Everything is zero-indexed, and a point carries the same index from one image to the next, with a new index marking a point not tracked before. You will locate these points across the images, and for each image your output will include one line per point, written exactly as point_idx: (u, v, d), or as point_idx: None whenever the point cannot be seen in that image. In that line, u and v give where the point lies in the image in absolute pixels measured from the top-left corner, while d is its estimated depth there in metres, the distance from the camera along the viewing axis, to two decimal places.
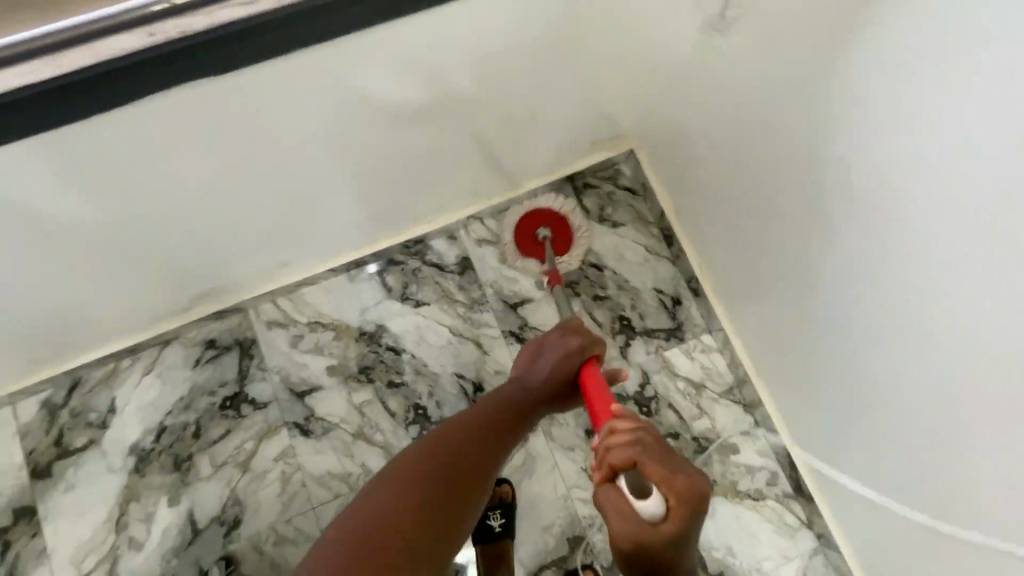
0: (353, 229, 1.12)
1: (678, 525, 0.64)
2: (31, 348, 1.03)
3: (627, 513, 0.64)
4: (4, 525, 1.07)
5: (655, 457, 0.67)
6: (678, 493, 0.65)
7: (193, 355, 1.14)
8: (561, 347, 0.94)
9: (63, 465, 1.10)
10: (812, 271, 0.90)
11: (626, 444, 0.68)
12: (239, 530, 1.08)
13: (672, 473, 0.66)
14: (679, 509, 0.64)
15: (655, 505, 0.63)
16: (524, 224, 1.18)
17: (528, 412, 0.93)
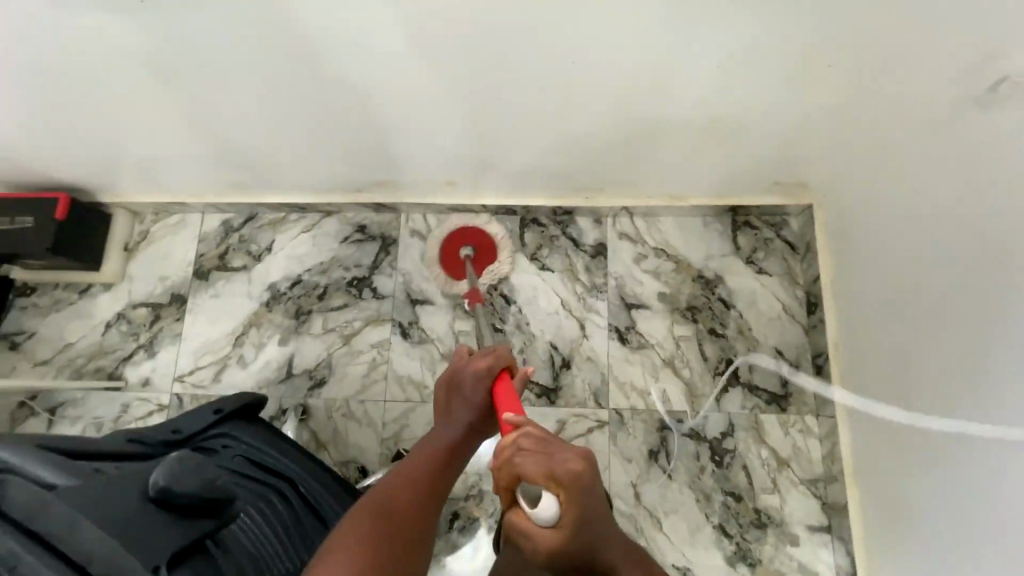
0: (519, 181, 1.17)
1: (577, 520, 0.52)
2: (231, 179, 1.20)
3: (531, 533, 0.53)
4: (161, 302, 1.28)
5: (528, 456, 0.53)
6: (566, 490, 0.51)
7: (345, 232, 1.29)
8: (467, 372, 0.77)
9: (218, 275, 1.29)
10: (932, 401, 0.83)
11: (506, 457, 0.55)
12: (322, 390, 1.20)
13: (546, 464, 0.52)
14: (574, 505, 0.51)
15: (547, 513, 0.51)
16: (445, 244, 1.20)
17: (463, 449, 0.78)
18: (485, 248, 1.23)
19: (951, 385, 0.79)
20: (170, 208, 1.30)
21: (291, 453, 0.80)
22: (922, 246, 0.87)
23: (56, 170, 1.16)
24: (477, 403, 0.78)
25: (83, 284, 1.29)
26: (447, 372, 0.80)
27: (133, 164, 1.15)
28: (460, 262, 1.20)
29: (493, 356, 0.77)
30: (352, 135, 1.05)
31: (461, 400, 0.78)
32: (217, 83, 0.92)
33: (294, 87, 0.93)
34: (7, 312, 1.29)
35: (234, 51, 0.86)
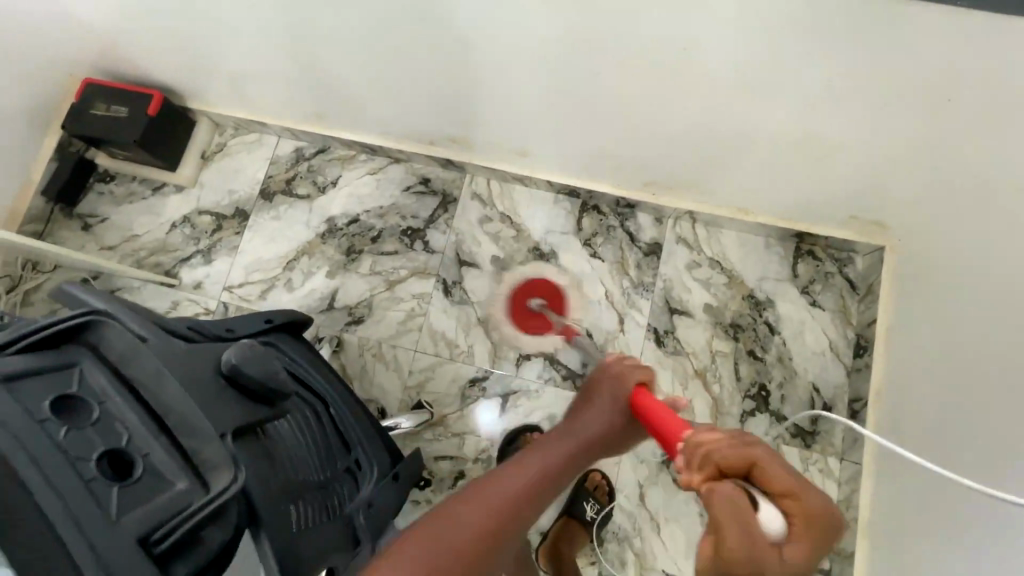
0: (589, 163, 1.16)
1: (809, 553, 0.45)
2: (311, 108, 1.23)
3: (752, 531, 0.45)
4: (225, 213, 1.33)
5: (784, 467, 0.49)
6: (807, 516, 0.47)
7: (408, 182, 1.31)
8: (612, 381, 0.80)
9: (281, 199, 1.33)
10: (972, 470, 0.80)
11: (736, 444, 0.51)
12: (358, 328, 1.24)
13: (819, 502, 0.47)
14: (812, 531, 0.46)
15: (772, 519, 0.46)
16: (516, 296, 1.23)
17: (591, 449, 0.76)
18: (555, 297, 1.23)
19: (992, 461, 0.77)
20: (249, 126, 1.34)
21: (324, 376, 0.82)
22: (998, 312, 0.83)
23: (155, 67, 1.21)
24: (611, 405, 0.78)
25: (158, 182, 1.35)
26: (594, 379, 0.84)
27: (225, 78, 1.19)
28: (535, 317, 1.22)
29: (639, 370, 0.82)
30: (437, 84, 1.05)
31: (603, 396, 0.80)
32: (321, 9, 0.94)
33: (393, 25, 0.94)
34: (85, 193, 1.36)
35: None
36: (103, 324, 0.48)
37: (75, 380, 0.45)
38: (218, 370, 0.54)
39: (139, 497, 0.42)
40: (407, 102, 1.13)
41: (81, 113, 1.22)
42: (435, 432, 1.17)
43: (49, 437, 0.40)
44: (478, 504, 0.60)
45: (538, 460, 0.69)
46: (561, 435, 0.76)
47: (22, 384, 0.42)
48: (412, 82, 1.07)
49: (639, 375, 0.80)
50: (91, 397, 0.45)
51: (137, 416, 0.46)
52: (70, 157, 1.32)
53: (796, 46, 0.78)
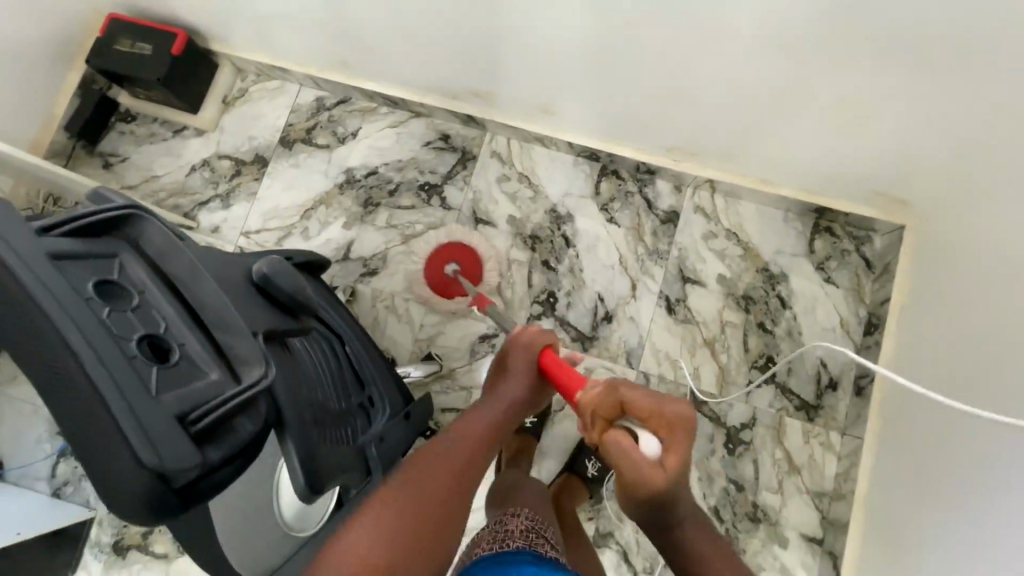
0: (612, 126, 1.15)
1: (683, 458, 0.60)
2: (334, 55, 1.22)
3: (638, 455, 0.59)
4: (244, 159, 1.33)
5: (647, 395, 0.65)
6: (669, 419, 0.63)
7: (428, 137, 1.30)
8: (517, 347, 0.82)
9: (301, 148, 1.33)
10: (974, 446, 0.81)
11: (607, 394, 0.67)
12: (372, 280, 1.25)
13: (676, 406, 0.63)
14: (680, 433, 0.62)
15: (651, 442, 0.60)
16: (433, 272, 1.17)
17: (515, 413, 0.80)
18: (463, 253, 1.18)
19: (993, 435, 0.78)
20: (272, 72, 1.33)
21: (340, 314, 0.83)
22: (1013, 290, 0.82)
23: (181, 4, 1.19)
24: (524, 376, 0.80)
25: (179, 124, 1.35)
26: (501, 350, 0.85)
27: (249, 19, 1.18)
28: (451, 282, 1.16)
29: (541, 334, 0.82)
30: (464, 37, 1.04)
31: (515, 366, 0.81)
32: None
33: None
34: (107, 132, 1.36)
35: None
36: (144, 218, 0.49)
37: (113, 269, 0.46)
38: (248, 279, 0.56)
39: (178, 379, 0.44)
40: (433, 52, 1.11)
41: (105, 48, 1.21)
42: (443, 385, 1.19)
43: (96, 315, 0.41)
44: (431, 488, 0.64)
45: (470, 435, 0.72)
46: (487, 408, 0.77)
47: (68, 265, 0.42)
48: (437, 32, 1.05)
49: (539, 339, 0.81)
50: (129, 286, 0.46)
51: (175, 309, 0.48)
52: (93, 94, 1.32)
53: (839, 7, 0.75)
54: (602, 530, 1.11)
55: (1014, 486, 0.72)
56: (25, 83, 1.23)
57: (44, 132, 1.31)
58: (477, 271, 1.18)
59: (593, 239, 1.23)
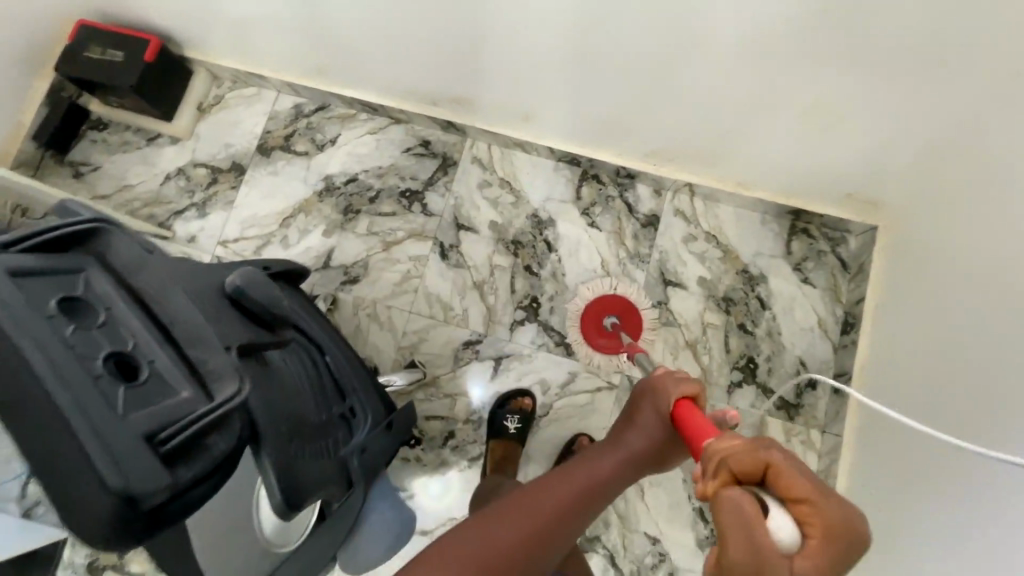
0: (592, 131, 1.16)
1: (822, 567, 0.42)
2: (311, 61, 1.21)
3: (759, 541, 0.41)
4: (220, 167, 1.31)
5: (801, 472, 0.45)
6: (822, 521, 0.43)
7: (408, 143, 1.30)
8: (658, 396, 0.75)
9: (279, 155, 1.31)
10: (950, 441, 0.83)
11: (750, 446, 0.48)
12: (353, 288, 1.23)
13: (834, 507, 0.44)
14: (826, 538, 0.43)
15: (781, 530, 0.42)
16: (591, 312, 1.19)
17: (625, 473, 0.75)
18: (629, 312, 1.19)
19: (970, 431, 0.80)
20: (248, 79, 1.31)
21: (318, 324, 0.82)
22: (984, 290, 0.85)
23: (153, 10, 1.17)
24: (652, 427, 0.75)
25: (152, 132, 1.33)
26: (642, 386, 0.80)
27: (225, 25, 1.16)
28: (610, 336, 1.17)
29: (684, 382, 0.75)
30: (443, 43, 1.04)
31: (644, 417, 0.76)
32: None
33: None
34: (78, 141, 1.33)
35: None
36: (110, 232, 0.49)
37: (81, 283, 0.45)
38: (223, 291, 0.56)
39: (147, 396, 0.43)
40: (411, 57, 1.11)
41: (74, 56, 1.18)
42: (427, 392, 1.18)
43: (57, 333, 0.40)
44: (545, 520, 0.68)
45: (593, 470, 0.74)
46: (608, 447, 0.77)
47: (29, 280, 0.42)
48: (416, 38, 1.05)
49: (678, 389, 0.73)
50: (98, 302, 0.45)
51: (143, 326, 0.46)
52: (63, 102, 1.28)
53: (810, 12, 0.77)
54: (589, 535, 1.11)
55: (991, 479, 0.74)
56: None
57: (12, 141, 1.27)
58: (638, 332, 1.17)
59: (575, 243, 1.23)
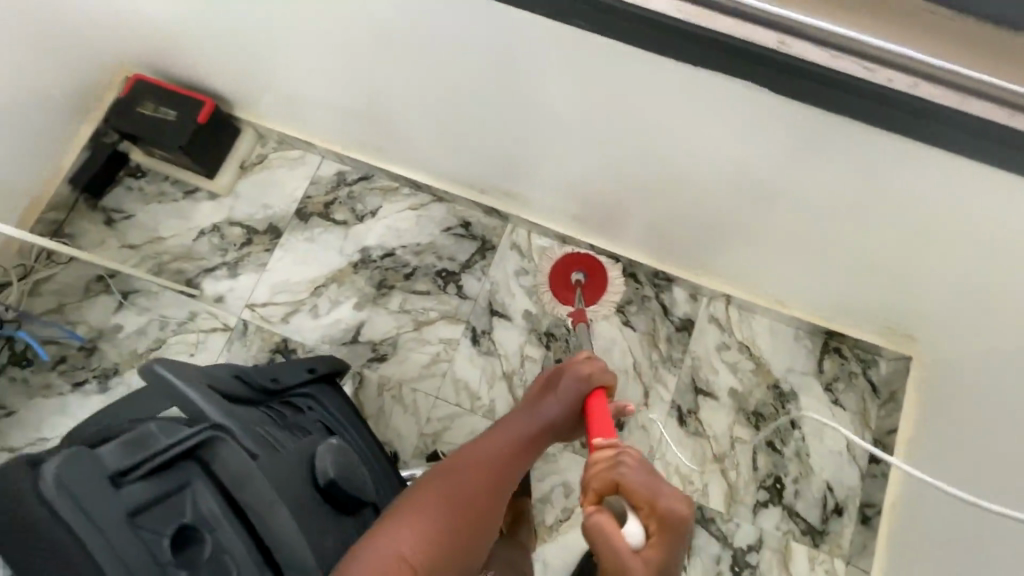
0: (636, 235, 1.17)
1: (661, 545, 0.63)
2: (363, 136, 1.21)
3: (614, 550, 0.62)
4: (256, 228, 1.29)
5: (640, 481, 0.66)
6: (660, 514, 0.64)
7: (448, 222, 1.29)
8: (569, 376, 0.87)
9: (317, 222, 1.30)
10: None
11: (607, 463, 0.69)
12: (380, 365, 1.21)
13: (665, 499, 0.64)
14: (669, 525, 0.64)
15: (633, 529, 0.64)
16: (559, 265, 1.23)
17: (549, 435, 0.87)
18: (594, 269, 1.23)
19: None
20: (295, 142, 1.31)
21: (358, 431, 0.94)
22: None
23: (213, 73, 1.18)
24: (569, 402, 0.86)
25: (190, 185, 1.31)
26: (550, 372, 0.93)
27: (282, 93, 1.17)
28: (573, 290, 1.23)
29: (602, 372, 0.87)
30: (503, 139, 1.05)
31: (560, 390, 0.87)
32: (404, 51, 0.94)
33: (473, 79, 0.93)
34: (113, 186, 1.30)
35: (440, 30, 0.86)
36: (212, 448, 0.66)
37: (186, 498, 0.64)
38: (314, 479, 0.76)
39: None
40: (466, 146, 1.11)
41: (127, 108, 1.18)
42: None
43: (156, 563, 0.58)
44: (478, 489, 0.77)
45: (512, 438, 0.84)
46: (523, 416, 0.87)
47: (141, 514, 0.60)
48: (475, 130, 1.06)
49: (593, 379, 0.86)
50: (205, 521, 0.64)
51: (237, 538, 0.65)
52: (105, 149, 1.27)
53: (880, 172, 0.78)
54: None
55: None
56: (35, 135, 1.18)
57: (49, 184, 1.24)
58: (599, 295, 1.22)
59: (608, 341, 1.23)
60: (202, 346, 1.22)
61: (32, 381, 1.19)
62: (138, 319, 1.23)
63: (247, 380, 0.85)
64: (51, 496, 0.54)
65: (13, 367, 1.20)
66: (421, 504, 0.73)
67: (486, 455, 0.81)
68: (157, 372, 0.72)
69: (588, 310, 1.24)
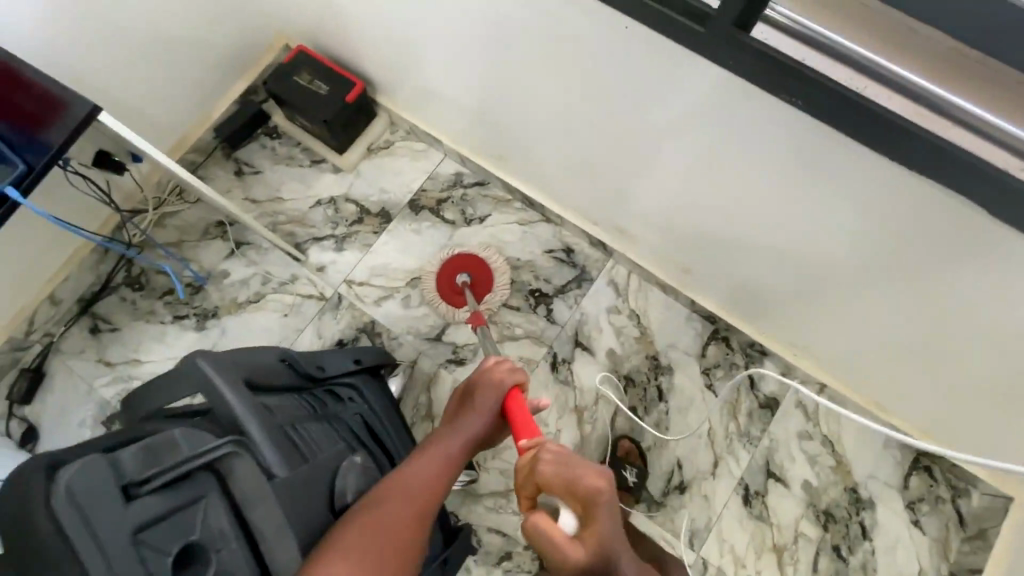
0: (742, 302, 1.14)
1: (597, 527, 0.63)
2: (493, 146, 1.24)
3: (552, 543, 0.62)
4: (369, 209, 1.33)
5: (552, 468, 0.66)
6: (581, 494, 0.64)
7: (552, 245, 1.30)
8: (484, 384, 0.83)
9: (426, 216, 1.33)
10: None
11: (525, 464, 0.70)
12: (457, 369, 1.22)
13: (580, 477, 0.64)
14: (593, 507, 0.63)
15: (567, 518, 0.64)
16: (443, 270, 1.23)
17: (475, 448, 0.81)
18: (476, 267, 1.25)
19: None
20: (423, 135, 1.35)
21: (398, 433, 0.93)
22: None
23: (370, 58, 1.23)
24: (490, 411, 0.81)
25: (318, 156, 1.36)
26: (463, 386, 0.86)
27: (428, 91, 1.21)
28: (460, 292, 1.23)
29: (511, 371, 0.84)
30: (636, 184, 1.04)
31: (479, 402, 0.81)
32: (567, 81, 0.92)
33: (625, 127, 0.93)
34: (249, 141, 1.37)
35: (612, 76, 0.85)
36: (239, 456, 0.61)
37: (197, 513, 0.56)
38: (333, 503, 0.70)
39: None
40: (595, 180, 1.11)
41: (285, 75, 1.24)
42: (497, 502, 1.15)
43: None
44: (397, 515, 0.64)
45: (438, 459, 0.74)
46: (452, 436, 0.78)
47: (149, 529, 0.52)
48: (608, 169, 1.06)
49: (506, 382, 0.83)
50: (211, 541, 0.55)
51: (244, 561, 0.56)
52: (252, 106, 1.34)
53: None
54: None
55: None
56: (199, 82, 1.25)
57: (195, 128, 1.31)
58: (484, 292, 1.24)
59: (687, 401, 1.20)
60: (296, 309, 1.26)
61: (140, 305, 1.26)
62: (245, 270, 1.28)
63: (295, 366, 0.84)
64: (60, 506, 0.48)
65: (126, 288, 1.27)
66: (358, 534, 0.61)
67: (412, 477, 0.70)
68: (200, 365, 0.66)
69: (674, 363, 1.22)
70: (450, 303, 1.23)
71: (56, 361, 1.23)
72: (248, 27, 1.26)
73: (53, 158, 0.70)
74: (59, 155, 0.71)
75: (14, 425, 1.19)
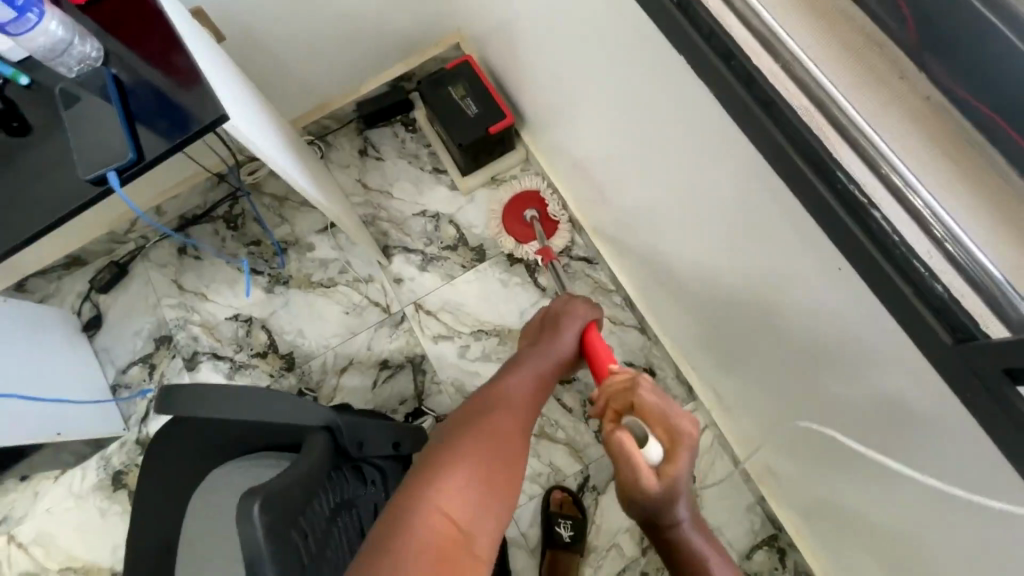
0: (819, 534, 0.95)
1: (683, 464, 0.59)
2: (616, 237, 1.10)
3: (640, 473, 0.58)
4: (467, 240, 1.25)
5: (648, 399, 0.63)
6: (670, 432, 0.60)
7: (635, 359, 1.16)
8: (564, 315, 0.86)
9: (519, 271, 1.22)
10: None
11: (624, 385, 0.66)
12: None
13: (673, 417, 0.61)
14: (680, 447, 0.59)
15: (654, 450, 0.60)
16: (514, 203, 1.23)
17: (556, 370, 0.82)
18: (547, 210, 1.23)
19: None
20: (552, 188, 1.24)
21: None
22: None
23: (530, 97, 1.12)
24: (571, 338, 0.83)
25: (442, 166, 1.29)
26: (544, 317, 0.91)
27: (573, 156, 1.09)
28: (526, 226, 1.21)
29: (589, 308, 0.88)
30: (755, 368, 0.87)
31: (560, 329, 0.84)
32: (726, 246, 0.75)
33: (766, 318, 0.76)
34: (383, 124, 1.33)
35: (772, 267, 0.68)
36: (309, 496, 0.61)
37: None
38: None
39: None
40: (710, 333, 0.95)
41: (441, 82, 1.17)
42: None
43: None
44: (504, 433, 0.68)
45: (518, 386, 0.76)
46: (533, 359, 0.81)
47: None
48: (729, 336, 0.89)
49: (582, 317, 0.85)
50: None
51: None
52: (400, 94, 1.28)
53: None
54: None
55: None
56: (357, 58, 1.20)
57: (339, 97, 1.28)
58: (551, 233, 1.21)
59: None
60: (359, 310, 1.22)
61: (227, 244, 1.27)
62: (329, 252, 1.26)
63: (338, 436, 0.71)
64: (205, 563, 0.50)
65: (221, 222, 1.29)
66: (447, 445, 0.64)
67: (493, 398, 0.73)
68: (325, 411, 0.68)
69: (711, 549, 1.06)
70: (510, 233, 1.22)
71: (141, 266, 1.28)
72: (426, 17, 1.19)
73: (166, 154, 0.66)
74: (178, 147, 0.66)
75: (85, 308, 1.26)
